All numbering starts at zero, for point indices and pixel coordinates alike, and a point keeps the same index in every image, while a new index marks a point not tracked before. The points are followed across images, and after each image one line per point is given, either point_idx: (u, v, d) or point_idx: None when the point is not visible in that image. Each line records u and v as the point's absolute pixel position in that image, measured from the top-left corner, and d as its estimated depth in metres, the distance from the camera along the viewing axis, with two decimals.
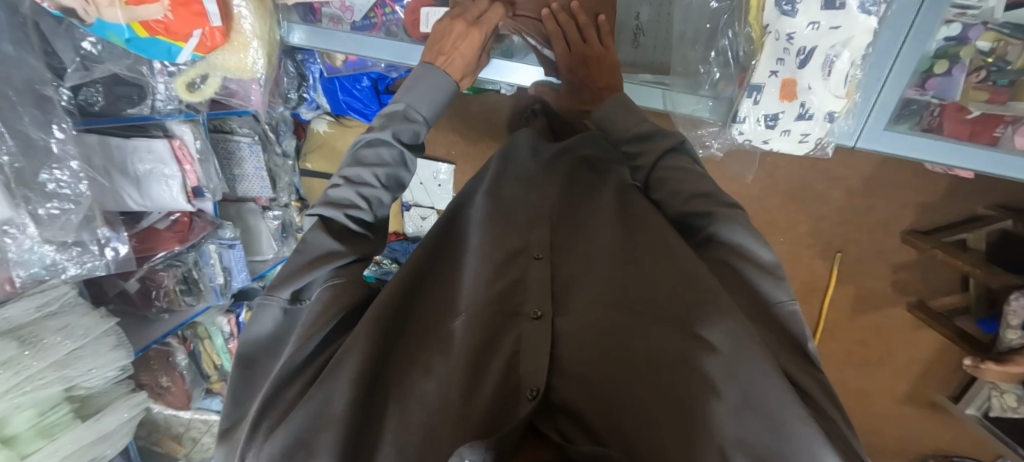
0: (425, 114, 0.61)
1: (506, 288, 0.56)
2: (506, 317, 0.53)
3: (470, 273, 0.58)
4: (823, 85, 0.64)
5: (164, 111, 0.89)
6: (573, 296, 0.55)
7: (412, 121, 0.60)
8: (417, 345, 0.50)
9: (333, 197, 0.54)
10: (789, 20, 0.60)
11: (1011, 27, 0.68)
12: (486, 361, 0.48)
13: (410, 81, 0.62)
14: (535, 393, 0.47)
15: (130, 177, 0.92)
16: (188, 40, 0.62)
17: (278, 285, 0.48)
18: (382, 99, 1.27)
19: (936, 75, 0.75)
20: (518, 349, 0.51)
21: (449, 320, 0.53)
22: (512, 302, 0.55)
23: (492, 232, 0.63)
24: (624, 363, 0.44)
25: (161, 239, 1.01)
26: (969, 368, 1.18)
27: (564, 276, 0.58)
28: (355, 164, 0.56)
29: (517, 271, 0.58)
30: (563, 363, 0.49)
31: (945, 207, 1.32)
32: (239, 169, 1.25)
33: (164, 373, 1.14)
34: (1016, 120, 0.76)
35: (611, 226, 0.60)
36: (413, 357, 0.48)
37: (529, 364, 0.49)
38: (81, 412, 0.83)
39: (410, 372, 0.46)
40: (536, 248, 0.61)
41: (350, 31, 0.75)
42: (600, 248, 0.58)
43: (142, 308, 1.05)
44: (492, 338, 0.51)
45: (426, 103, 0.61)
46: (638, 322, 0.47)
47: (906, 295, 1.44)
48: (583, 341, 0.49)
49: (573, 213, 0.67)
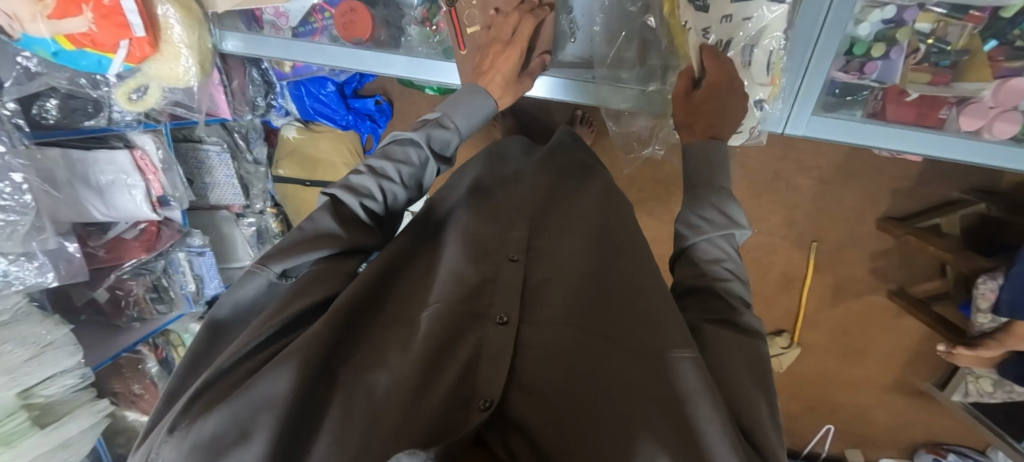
0: (458, 125, 0.64)
1: (474, 288, 0.54)
2: (470, 318, 0.51)
3: (446, 268, 0.56)
4: (745, 75, 0.67)
5: (121, 121, 0.92)
6: (544, 306, 0.52)
7: (445, 130, 0.63)
8: (372, 347, 0.47)
9: (354, 183, 0.57)
10: (702, 16, 0.65)
11: (949, 7, 0.68)
12: (442, 361, 0.46)
13: (449, 100, 0.66)
14: (487, 403, 0.43)
15: (92, 188, 0.93)
16: (116, 51, 0.63)
17: (272, 258, 0.49)
18: (349, 103, 1.29)
19: (874, 59, 0.74)
20: (478, 354, 0.48)
21: (411, 314, 0.52)
22: (478, 304, 0.53)
23: (473, 225, 0.62)
24: (579, 382, 0.43)
25: (127, 248, 1.02)
26: (945, 354, 1.19)
27: (538, 283, 0.56)
28: (383, 158, 0.59)
29: (492, 270, 0.57)
30: (521, 373, 0.46)
31: (919, 193, 1.31)
32: (209, 176, 1.26)
33: (136, 381, 1.17)
34: (961, 101, 0.75)
35: (586, 242, 0.60)
36: (372, 353, 0.46)
37: (486, 372, 0.46)
38: (41, 420, 0.80)
39: (367, 363, 0.45)
40: (512, 249, 0.59)
41: (290, 37, 0.77)
42: (577, 265, 0.57)
43: (112, 316, 1.07)
44: (451, 340, 0.48)
45: (462, 117, 0.64)
46: (608, 348, 0.45)
47: (886, 282, 1.43)
48: (548, 354, 0.47)
49: (553, 215, 0.67)
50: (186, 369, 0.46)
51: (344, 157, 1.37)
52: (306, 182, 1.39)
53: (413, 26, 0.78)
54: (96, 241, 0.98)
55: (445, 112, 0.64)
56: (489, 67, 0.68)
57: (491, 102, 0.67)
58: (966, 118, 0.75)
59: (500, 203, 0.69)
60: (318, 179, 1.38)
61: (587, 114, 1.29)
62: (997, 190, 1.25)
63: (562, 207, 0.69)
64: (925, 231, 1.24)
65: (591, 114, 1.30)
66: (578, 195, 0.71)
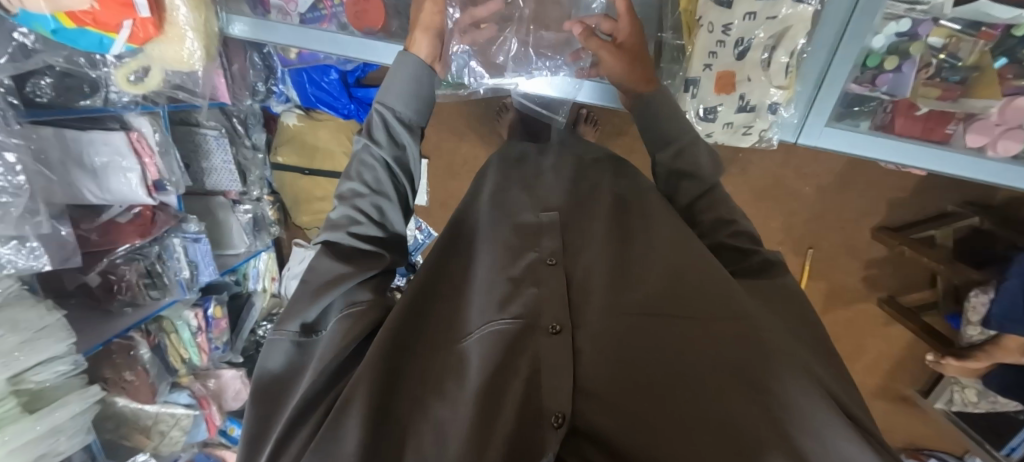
0: (392, 100, 0.62)
1: (523, 301, 0.53)
2: (523, 331, 0.50)
3: (483, 281, 0.57)
4: (764, 76, 0.59)
5: (119, 102, 0.91)
6: (591, 303, 0.52)
7: (398, 119, 0.62)
8: (432, 372, 0.48)
9: (335, 219, 0.57)
10: (723, 10, 0.55)
11: (964, 24, 0.68)
12: (502, 385, 0.45)
13: (388, 83, 0.63)
14: (559, 418, 0.44)
15: (87, 171, 0.91)
16: (119, 31, 0.59)
17: (285, 319, 0.50)
18: (352, 93, 1.26)
19: (886, 72, 0.74)
20: (536, 368, 0.48)
21: (456, 337, 0.51)
22: (527, 313, 0.51)
23: (503, 240, 0.62)
24: (652, 383, 0.44)
25: (122, 233, 1.00)
26: (933, 363, 1.21)
27: (579, 281, 0.55)
28: (348, 179, 0.59)
29: (533, 282, 0.55)
30: (585, 378, 0.47)
31: (915, 204, 1.33)
32: (206, 162, 1.22)
33: (128, 368, 1.11)
34: (968, 118, 0.76)
35: (608, 238, 0.61)
36: (428, 375, 0.47)
37: (551, 386, 0.46)
38: (31, 406, 0.77)
39: (426, 395, 0.45)
40: (548, 253, 0.59)
41: (299, 23, 0.75)
42: (612, 260, 0.57)
43: (104, 301, 1.04)
44: (511, 353, 0.48)
45: (397, 93, 0.62)
46: (666, 339, 0.46)
47: (878, 291, 1.44)
48: (609, 355, 0.47)
49: (576, 214, 0.66)
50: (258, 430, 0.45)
51: (344, 146, 1.35)
52: (303, 172, 1.38)
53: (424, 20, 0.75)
54: (88, 224, 0.96)
55: (383, 101, 0.62)
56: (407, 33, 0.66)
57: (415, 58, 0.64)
58: (973, 135, 0.77)
59: (513, 203, 0.70)
60: (317, 168, 1.37)
61: (591, 113, 1.28)
62: (991, 203, 1.28)
63: (584, 210, 0.67)
64: (920, 241, 1.26)
65: (595, 112, 1.29)
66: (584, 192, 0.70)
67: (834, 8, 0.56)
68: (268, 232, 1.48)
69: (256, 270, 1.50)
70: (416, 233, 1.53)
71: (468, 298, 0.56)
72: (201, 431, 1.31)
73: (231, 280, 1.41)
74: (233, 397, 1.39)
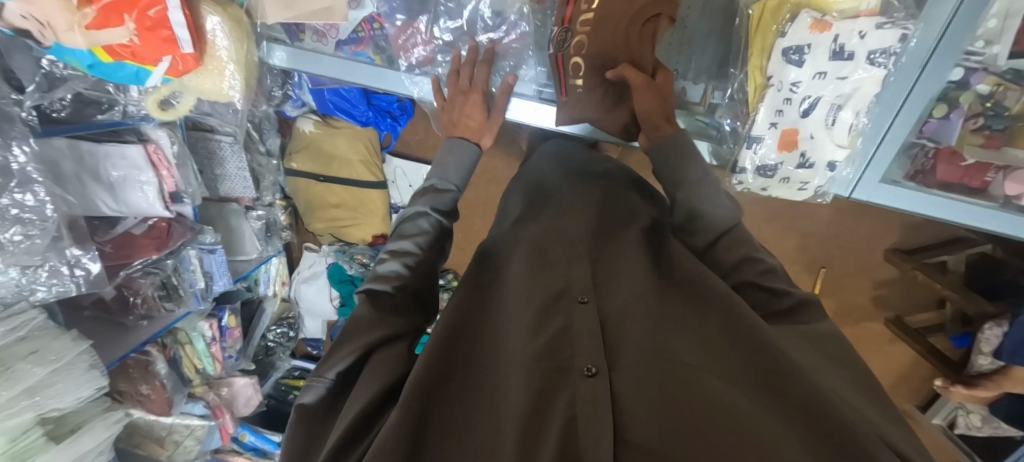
0: (457, 182, 0.65)
1: (551, 340, 0.48)
2: (554, 372, 0.45)
3: (513, 322, 0.52)
4: (826, 135, 0.59)
5: (137, 115, 0.85)
6: (627, 346, 0.47)
7: (443, 191, 0.63)
8: (465, 429, 0.41)
9: (381, 271, 0.55)
10: (793, 69, 0.55)
11: (1012, 73, 0.67)
12: (536, 427, 0.38)
13: (438, 158, 0.66)
14: None
15: (102, 184, 0.87)
16: (157, 65, 0.57)
17: (326, 366, 0.46)
18: (372, 100, 1.23)
19: (934, 119, 0.73)
20: (573, 413, 0.40)
21: (486, 384, 0.46)
22: (557, 357, 0.47)
23: (531, 274, 0.58)
24: (707, 427, 0.37)
25: (137, 246, 0.96)
26: (941, 388, 1.27)
27: (613, 322, 0.51)
28: (399, 238, 0.58)
29: (563, 318, 0.51)
30: (626, 426, 0.39)
31: (928, 229, 1.34)
32: (220, 168, 1.17)
33: (144, 382, 1.09)
34: (1007, 167, 0.76)
35: (642, 277, 0.56)
36: (459, 427, 0.41)
37: (588, 428, 0.38)
38: (54, 433, 0.76)
39: (451, 445, 0.40)
40: (579, 290, 0.55)
41: (334, 53, 0.76)
42: (647, 299, 0.53)
43: (119, 314, 1.02)
44: (542, 396, 0.42)
45: (456, 172, 0.65)
46: (710, 386, 0.41)
47: (886, 310, 1.46)
48: (652, 396, 0.41)
49: (607, 250, 0.62)
50: None
51: (361, 155, 1.34)
52: (318, 178, 1.36)
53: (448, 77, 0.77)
54: (102, 236, 0.93)
55: (439, 175, 0.65)
56: (460, 118, 0.69)
57: (475, 145, 0.68)
58: (1013, 184, 0.76)
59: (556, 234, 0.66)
60: (332, 175, 1.35)
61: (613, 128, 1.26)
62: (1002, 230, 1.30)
63: (620, 244, 0.63)
64: (933, 266, 1.28)
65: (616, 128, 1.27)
66: (623, 234, 0.65)
67: (907, 63, 0.56)
68: (278, 237, 1.46)
69: (266, 275, 1.48)
70: None
71: (501, 341, 0.51)
72: (214, 439, 1.33)
73: (243, 287, 1.38)
74: (245, 404, 1.39)
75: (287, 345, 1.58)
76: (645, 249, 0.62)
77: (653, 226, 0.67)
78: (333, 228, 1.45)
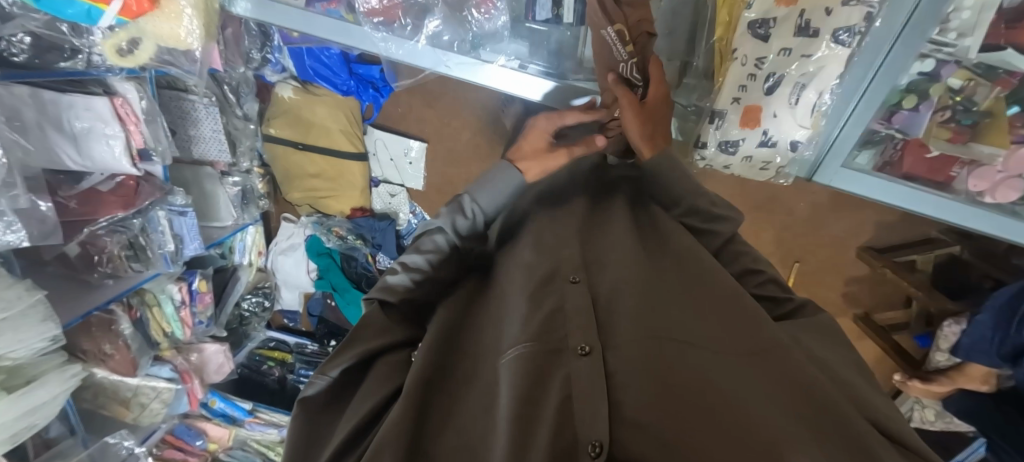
0: (488, 209, 0.59)
1: (546, 318, 0.46)
2: (549, 354, 0.43)
3: (509, 299, 0.50)
4: (790, 114, 0.62)
5: (102, 66, 0.82)
6: (620, 323, 0.46)
7: (473, 216, 0.58)
8: (464, 416, 0.40)
9: (391, 283, 0.51)
10: (760, 44, 0.59)
11: (983, 68, 0.67)
12: (534, 412, 0.38)
13: (479, 180, 0.61)
14: (597, 448, 0.36)
15: (67, 135, 0.84)
16: (110, 4, 0.61)
17: (329, 363, 0.46)
18: (353, 69, 1.20)
19: (903, 110, 0.74)
20: (569, 395, 0.40)
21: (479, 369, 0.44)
22: (550, 336, 0.44)
23: (526, 257, 0.54)
24: (708, 410, 0.37)
25: (103, 202, 0.94)
26: (900, 383, 1.30)
27: (607, 299, 0.49)
28: (416, 251, 0.54)
29: (556, 298, 0.49)
30: (623, 408, 0.39)
31: (902, 229, 1.36)
32: (194, 129, 1.15)
33: (108, 341, 1.08)
34: (971, 163, 0.78)
35: (634, 253, 0.54)
36: (453, 409, 0.41)
37: (585, 411, 0.38)
38: (6, 383, 0.75)
39: (444, 428, 0.40)
40: (570, 268, 0.51)
41: (299, 6, 0.74)
42: (641, 275, 0.51)
43: (84, 271, 1.00)
44: (539, 380, 0.40)
45: (491, 200, 0.59)
46: (707, 363, 0.40)
47: (855, 307, 1.48)
48: (650, 381, 0.40)
49: (599, 228, 0.61)
50: None
51: (341, 124, 1.31)
52: (297, 146, 1.34)
53: (422, 39, 0.75)
54: (67, 191, 0.91)
55: (475, 196, 0.58)
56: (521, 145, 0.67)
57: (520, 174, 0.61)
58: (976, 179, 0.78)
59: (524, 205, 0.66)
60: (311, 143, 1.33)
61: None
62: (973, 232, 1.32)
63: (609, 220, 0.62)
64: (902, 265, 1.29)
65: None
66: (610, 209, 0.64)
67: (876, 42, 0.56)
68: (256, 205, 1.44)
69: (242, 244, 1.47)
70: (410, 217, 1.51)
71: (493, 321, 0.50)
72: (182, 403, 1.33)
73: (217, 254, 1.37)
74: (216, 371, 1.38)
75: (262, 314, 1.58)
76: (629, 220, 0.60)
77: (634, 199, 0.67)
78: (310, 199, 1.44)
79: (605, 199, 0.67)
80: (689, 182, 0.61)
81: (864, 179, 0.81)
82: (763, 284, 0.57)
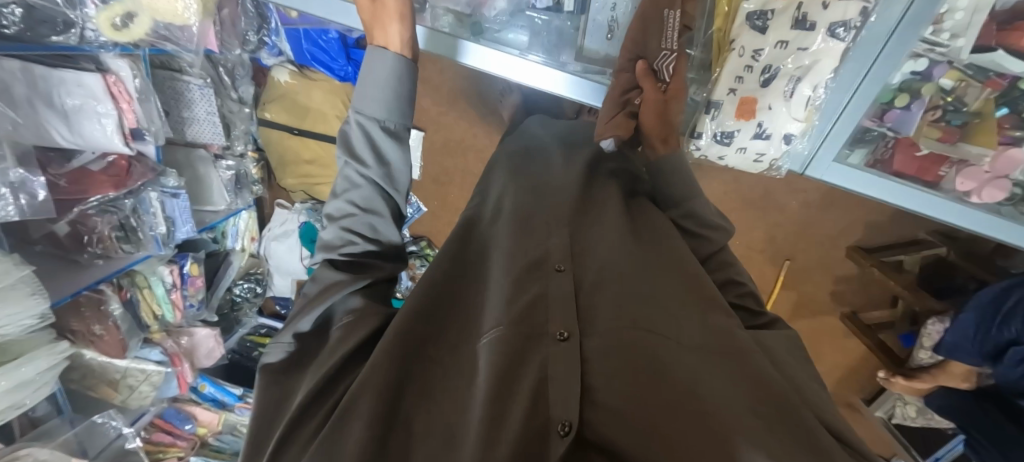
0: (382, 113, 0.50)
1: (528, 304, 0.46)
2: (527, 338, 0.43)
3: (494, 284, 0.50)
4: (784, 107, 0.64)
5: (96, 42, 0.81)
6: (600, 314, 0.46)
7: (370, 131, 0.50)
8: (437, 392, 0.40)
9: (328, 240, 0.51)
10: (756, 35, 0.58)
11: (975, 70, 0.68)
12: (509, 390, 0.38)
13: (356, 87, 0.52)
14: (566, 428, 0.36)
15: (57, 111, 0.82)
16: None
17: (289, 324, 0.46)
18: (350, 54, 1.20)
19: (896, 108, 0.75)
20: (545, 376, 0.40)
21: (456, 349, 0.44)
22: (531, 320, 0.45)
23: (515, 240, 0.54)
24: (679, 396, 0.37)
25: (94, 182, 0.93)
26: (884, 380, 1.33)
27: (591, 288, 0.50)
28: (335, 196, 0.51)
29: (540, 285, 0.49)
30: (595, 392, 0.39)
31: (891, 229, 1.38)
32: (187, 111, 1.14)
33: (97, 322, 1.07)
34: (960, 162, 0.79)
35: (620, 247, 0.55)
36: (426, 384, 0.41)
37: (558, 391, 0.39)
38: None
39: (415, 400, 0.39)
40: (557, 258, 0.52)
41: None
42: (626, 269, 0.51)
43: (73, 250, 0.99)
44: (516, 361, 0.40)
45: (377, 102, 0.50)
46: (679, 356, 0.41)
47: (843, 305, 1.50)
48: (625, 367, 0.40)
49: (589, 217, 0.61)
50: (253, 445, 0.41)
51: (337, 110, 1.30)
52: (292, 131, 1.32)
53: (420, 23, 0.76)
54: (57, 169, 0.88)
55: (359, 109, 0.50)
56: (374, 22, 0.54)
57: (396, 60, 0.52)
58: (963, 179, 0.79)
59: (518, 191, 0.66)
60: (306, 128, 1.32)
61: None
62: (960, 234, 1.34)
63: (603, 206, 0.63)
64: (890, 265, 1.31)
65: None
66: (603, 197, 0.65)
67: (871, 36, 0.58)
68: (248, 190, 1.43)
69: (235, 228, 1.47)
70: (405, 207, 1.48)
71: (475, 305, 0.50)
72: (172, 387, 1.33)
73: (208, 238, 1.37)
74: (206, 355, 1.38)
75: (253, 300, 1.55)
76: (621, 210, 0.62)
77: (631, 192, 0.68)
78: (306, 185, 1.43)
79: (600, 188, 0.67)
80: (680, 171, 0.63)
81: (851, 172, 0.83)
82: (742, 296, 0.59)
